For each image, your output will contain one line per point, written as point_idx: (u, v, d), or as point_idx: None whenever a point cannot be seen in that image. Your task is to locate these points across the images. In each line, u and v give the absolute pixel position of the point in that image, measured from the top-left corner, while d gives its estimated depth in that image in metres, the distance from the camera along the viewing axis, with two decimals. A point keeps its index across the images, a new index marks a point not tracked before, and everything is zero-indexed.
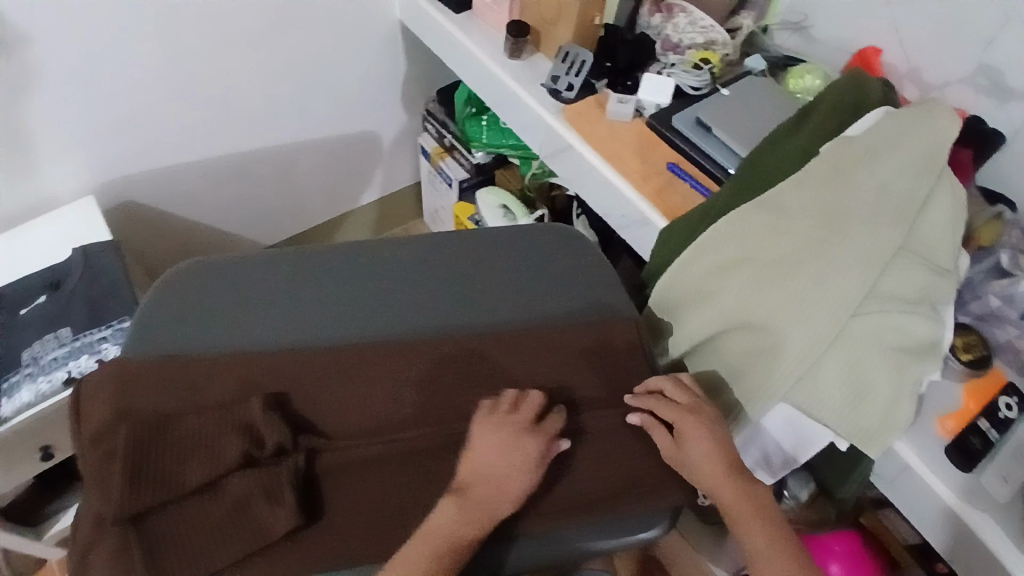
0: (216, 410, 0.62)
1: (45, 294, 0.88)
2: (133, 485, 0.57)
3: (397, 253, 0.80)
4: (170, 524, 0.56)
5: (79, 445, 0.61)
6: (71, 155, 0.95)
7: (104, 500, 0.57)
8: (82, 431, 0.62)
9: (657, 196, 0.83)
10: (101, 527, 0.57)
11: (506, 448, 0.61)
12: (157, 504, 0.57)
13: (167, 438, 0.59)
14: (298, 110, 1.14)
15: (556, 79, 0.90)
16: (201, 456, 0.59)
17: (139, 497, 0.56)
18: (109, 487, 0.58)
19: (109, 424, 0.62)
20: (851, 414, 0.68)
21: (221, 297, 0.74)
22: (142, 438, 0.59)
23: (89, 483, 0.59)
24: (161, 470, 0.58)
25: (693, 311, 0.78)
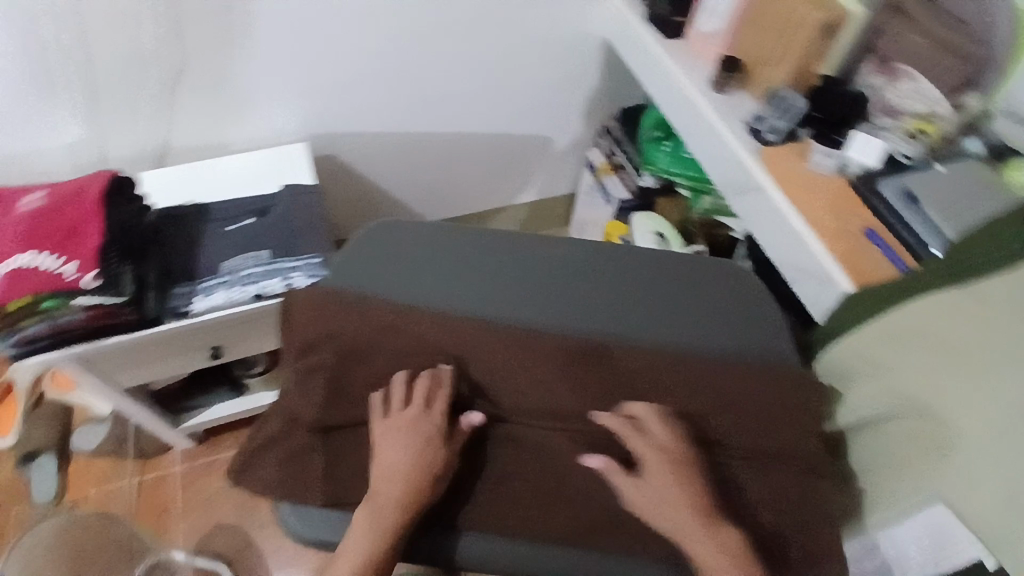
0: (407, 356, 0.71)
1: (252, 217, 0.99)
2: (332, 401, 0.68)
3: (578, 252, 0.83)
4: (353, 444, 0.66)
5: (289, 349, 0.71)
6: (286, 103, 1.06)
7: (302, 405, 0.67)
8: (291, 339, 0.72)
9: (845, 256, 0.80)
10: (295, 427, 0.67)
11: (402, 446, 0.64)
12: (348, 424, 0.67)
13: (366, 371, 0.70)
14: (486, 103, 1.20)
15: (760, 120, 0.90)
16: (387, 392, 0.68)
17: (336, 413, 0.67)
18: (308, 395, 0.68)
19: (314, 340, 0.71)
20: (998, 521, 0.61)
21: (414, 251, 0.81)
22: (346, 364, 0.70)
23: (288, 386, 0.69)
24: (356, 395, 0.69)
25: (862, 383, 0.76)
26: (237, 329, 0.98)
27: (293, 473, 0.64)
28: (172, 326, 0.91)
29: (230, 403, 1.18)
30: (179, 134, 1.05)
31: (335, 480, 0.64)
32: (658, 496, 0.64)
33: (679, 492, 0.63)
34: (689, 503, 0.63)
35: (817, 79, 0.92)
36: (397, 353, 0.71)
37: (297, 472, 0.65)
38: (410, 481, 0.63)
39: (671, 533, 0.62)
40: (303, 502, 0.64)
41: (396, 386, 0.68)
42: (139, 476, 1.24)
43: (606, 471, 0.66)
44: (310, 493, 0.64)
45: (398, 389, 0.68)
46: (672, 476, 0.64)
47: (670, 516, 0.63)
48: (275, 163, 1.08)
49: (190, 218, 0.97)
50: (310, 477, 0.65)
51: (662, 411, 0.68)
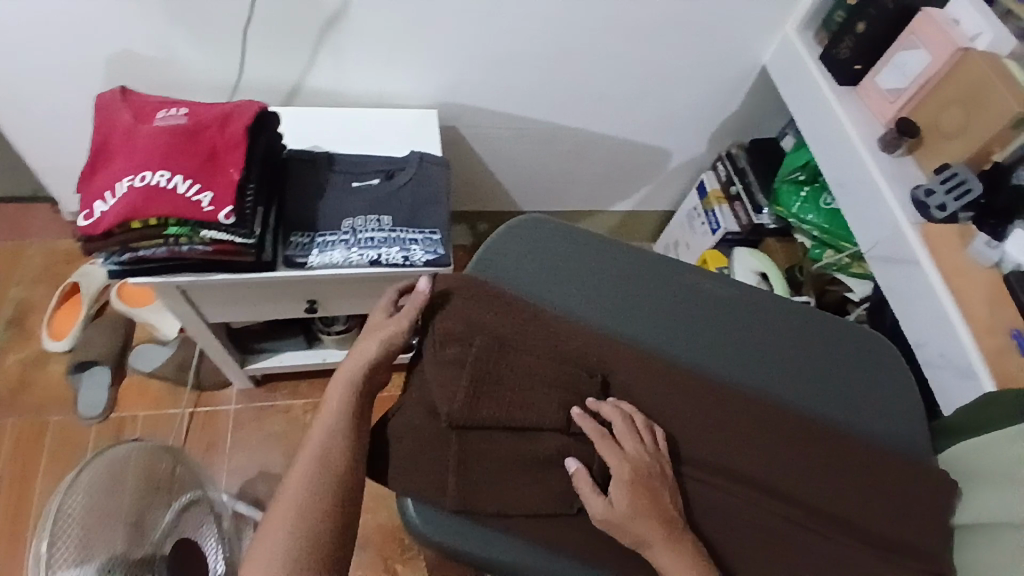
0: (552, 367, 0.67)
1: (379, 178, 0.95)
2: (473, 398, 0.64)
3: (725, 291, 0.80)
4: (487, 449, 0.63)
5: (429, 333, 0.68)
6: (429, 68, 1.03)
7: (443, 397, 0.64)
8: (433, 322, 0.69)
9: (996, 356, 0.76)
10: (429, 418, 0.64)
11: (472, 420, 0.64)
12: (485, 426, 0.64)
13: (503, 370, 0.66)
14: (621, 108, 1.16)
15: (929, 193, 0.86)
16: (532, 400, 0.65)
17: (475, 412, 0.64)
18: (450, 387, 0.64)
19: (459, 330, 0.68)
20: None
21: (564, 255, 0.78)
22: (490, 361, 0.66)
23: (426, 373, 0.66)
24: (497, 395, 0.65)
25: (992, 489, 0.70)
26: (340, 287, 0.95)
27: (422, 463, 0.62)
28: (284, 273, 0.88)
29: (298, 354, 1.15)
30: (317, 76, 1.02)
31: (468, 484, 0.61)
32: (635, 516, 0.59)
33: (654, 509, 0.60)
34: (651, 519, 0.59)
35: (989, 163, 0.86)
36: (542, 359, 0.68)
37: (423, 469, 0.62)
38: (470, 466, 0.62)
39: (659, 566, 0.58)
40: (432, 501, 0.61)
41: (528, 388, 0.66)
42: (193, 406, 1.22)
43: (574, 479, 0.62)
44: (442, 493, 0.61)
45: (537, 398, 0.66)
46: (627, 489, 0.60)
47: (673, 561, 0.58)
48: (403, 124, 1.04)
49: (319, 164, 0.94)
50: (443, 476, 0.62)
51: (640, 424, 0.66)
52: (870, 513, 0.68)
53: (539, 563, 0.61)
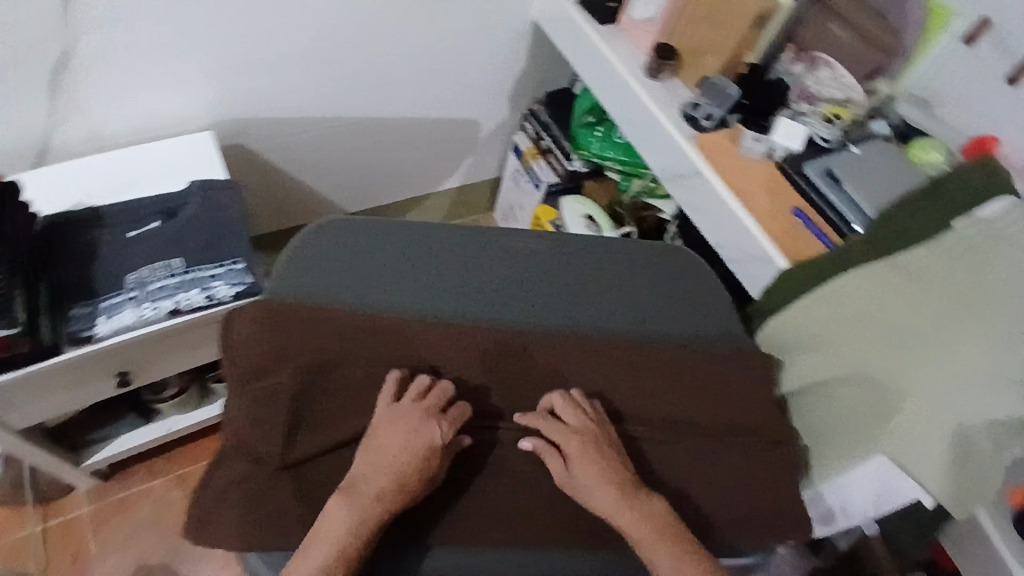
0: (376, 371, 0.65)
1: (159, 221, 0.86)
2: (295, 431, 0.61)
3: (533, 244, 0.80)
4: (328, 474, 0.60)
5: (232, 375, 0.63)
6: (193, 86, 0.95)
7: (265, 442, 0.60)
8: (234, 362, 0.64)
9: (783, 238, 0.85)
10: (255, 465, 0.59)
11: (409, 435, 0.60)
12: (318, 454, 0.60)
13: (325, 390, 0.63)
14: (414, 90, 1.14)
15: (696, 106, 0.93)
16: (362, 410, 0.63)
17: (302, 444, 0.60)
18: (270, 428, 0.60)
19: (268, 362, 0.64)
20: (949, 478, 0.68)
21: (361, 255, 0.74)
22: (306, 387, 0.62)
23: (239, 419, 0.61)
24: (323, 419, 0.62)
25: (809, 355, 0.80)
26: (149, 349, 0.86)
27: (257, 515, 0.57)
28: (74, 354, 0.78)
29: (142, 432, 1.05)
30: (67, 126, 0.90)
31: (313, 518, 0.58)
32: (598, 484, 0.62)
33: (610, 475, 0.63)
34: (613, 484, 0.62)
35: (745, 66, 0.96)
36: (365, 366, 0.66)
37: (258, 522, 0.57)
38: (401, 477, 0.58)
39: (622, 527, 0.60)
40: (280, 548, 0.57)
41: (455, 410, 0.63)
42: (44, 523, 1.08)
43: (538, 454, 0.65)
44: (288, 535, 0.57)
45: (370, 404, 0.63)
46: (583, 460, 0.63)
47: (634, 520, 0.60)
48: (181, 156, 0.95)
49: (87, 223, 0.84)
50: (285, 520, 0.57)
51: (580, 397, 0.68)
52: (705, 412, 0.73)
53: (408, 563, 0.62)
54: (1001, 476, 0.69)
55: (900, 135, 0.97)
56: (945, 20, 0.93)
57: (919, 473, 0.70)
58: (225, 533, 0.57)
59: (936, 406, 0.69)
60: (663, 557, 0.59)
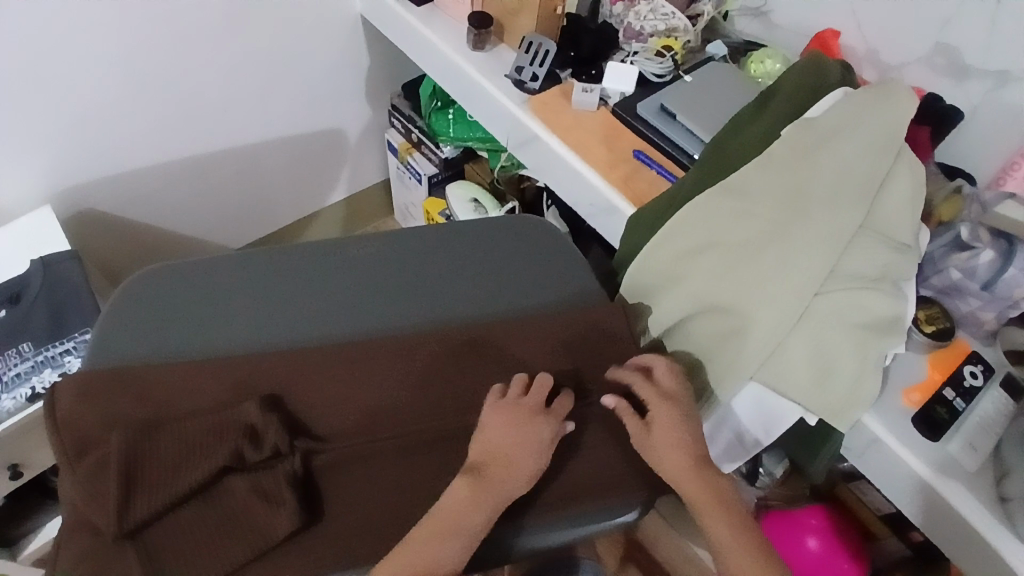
0: (208, 416, 0.61)
1: (5, 309, 0.85)
2: (127, 496, 0.55)
3: (369, 249, 0.79)
4: (170, 532, 0.56)
5: (65, 453, 0.61)
6: (14, 160, 0.92)
7: (98, 513, 0.55)
8: (66, 440, 0.61)
9: (624, 181, 0.83)
10: (94, 539, 0.56)
11: (517, 426, 0.61)
12: (155, 515, 0.56)
13: (155, 448, 0.58)
14: (261, 111, 1.12)
15: (520, 70, 0.90)
16: (197, 456, 0.58)
17: (135, 512, 0.55)
18: (101, 498, 0.56)
19: (100, 433, 0.61)
20: (818, 389, 0.69)
21: (193, 303, 0.73)
22: (130, 449, 0.58)
23: (71, 496, 0.57)
24: (156, 477, 0.57)
25: (665, 295, 0.78)
26: (23, 438, 0.85)
27: None
28: None
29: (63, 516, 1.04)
30: None
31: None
32: (666, 450, 0.62)
33: (685, 445, 0.62)
34: (683, 449, 0.62)
35: (560, 19, 0.91)
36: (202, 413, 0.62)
37: None
38: (522, 475, 0.59)
39: (688, 495, 0.61)
40: None
41: (559, 402, 0.63)
42: None
43: (619, 412, 0.64)
44: None
45: (203, 447, 0.59)
46: (679, 423, 0.63)
47: (695, 484, 0.61)
48: (24, 231, 0.93)
49: None
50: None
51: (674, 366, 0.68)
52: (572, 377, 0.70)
53: None
54: (876, 375, 0.69)
55: (740, 52, 0.96)
56: None
57: (790, 389, 0.70)
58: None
59: (772, 314, 0.69)
60: (717, 514, 0.61)
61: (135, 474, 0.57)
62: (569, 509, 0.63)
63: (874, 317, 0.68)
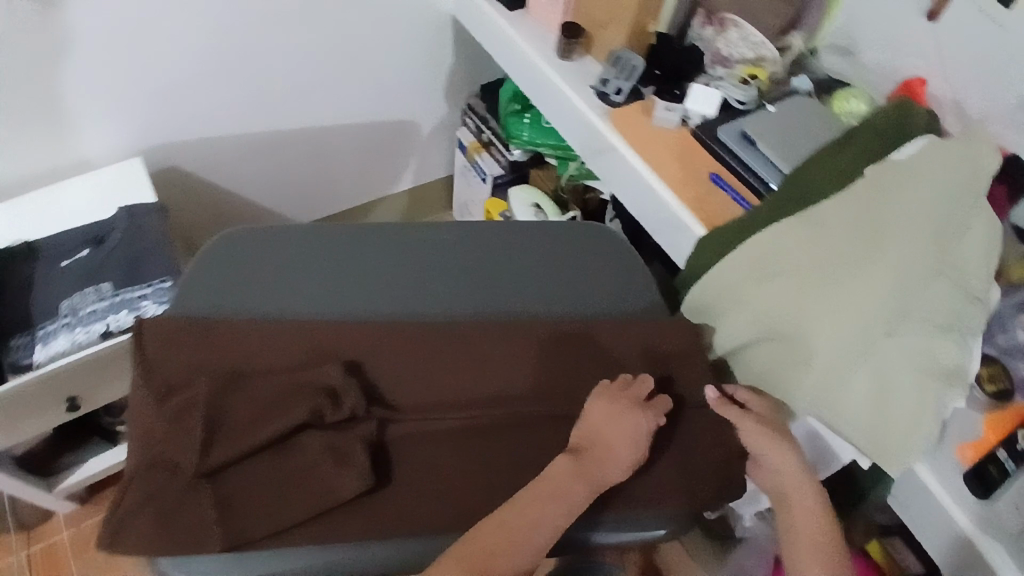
0: (289, 374, 0.65)
1: (88, 249, 0.89)
2: (211, 439, 0.60)
3: (444, 235, 0.81)
4: (243, 477, 0.60)
5: (149, 390, 0.63)
6: (114, 114, 0.97)
7: (181, 451, 0.59)
8: (151, 379, 0.64)
9: (698, 202, 0.84)
10: (173, 475, 0.59)
11: (618, 418, 0.64)
12: (234, 460, 0.60)
13: (239, 396, 0.63)
14: (344, 95, 1.16)
15: (605, 82, 0.92)
16: (273, 411, 0.62)
17: (218, 453, 0.60)
18: (185, 438, 0.60)
19: (181, 375, 0.64)
20: (875, 428, 0.68)
21: (265, 266, 0.74)
22: (218, 396, 0.62)
23: (154, 431, 0.61)
24: (240, 425, 0.61)
25: (730, 315, 0.77)
26: (87, 374, 0.88)
27: (174, 520, 0.58)
28: (11, 383, 0.81)
29: (106, 455, 1.08)
30: None
31: (232, 522, 0.58)
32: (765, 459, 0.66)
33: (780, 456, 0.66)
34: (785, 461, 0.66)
35: (652, 37, 0.94)
36: (278, 371, 0.65)
37: (173, 526, 0.58)
38: (625, 463, 0.63)
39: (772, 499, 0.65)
40: (197, 550, 0.57)
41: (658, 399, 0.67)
42: (27, 548, 1.10)
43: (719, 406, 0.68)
44: (207, 540, 0.57)
45: (284, 401, 0.63)
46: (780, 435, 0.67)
47: (790, 494, 0.65)
48: (111, 179, 0.98)
49: (19, 259, 0.88)
50: (203, 527, 0.58)
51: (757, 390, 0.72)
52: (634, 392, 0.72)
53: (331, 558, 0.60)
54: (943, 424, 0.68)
55: (825, 87, 0.96)
56: None
57: (850, 425, 0.69)
58: (140, 541, 0.57)
59: (841, 348, 0.68)
60: (800, 529, 0.64)
61: (222, 418, 0.61)
62: (599, 515, 0.65)
63: (939, 363, 0.67)
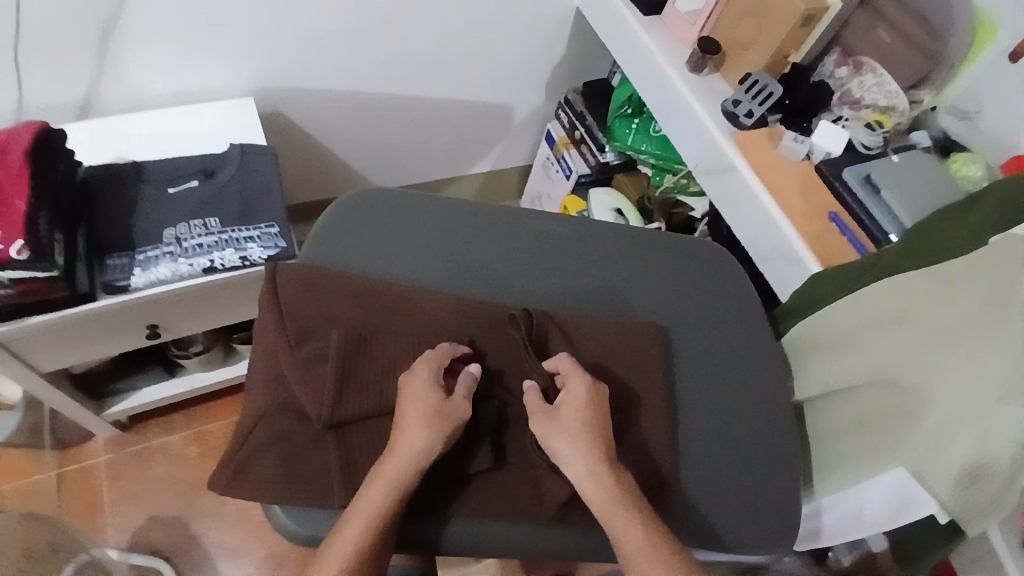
0: (421, 341, 0.65)
1: (197, 180, 0.88)
2: (342, 392, 0.60)
3: (572, 228, 0.80)
4: (369, 439, 0.60)
5: (286, 334, 0.63)
6: (234, 50, 0.96)
7: (311, 401, 0.60)
8: (287, 324, 0.64)
9: (816, 239, 0.84)
10: (303, 422, 0.60)
11: (417, 378, 0.60)
12: (359, 417, 0.60)
13: (370, 357, 0.63)
14: (452, 71, 1.15)
15: (737, 103, 0.92)
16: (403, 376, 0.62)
17: (346, 409, 0.60)
18: (318, 387, 0.60)
19: (318, 325, 0.65)
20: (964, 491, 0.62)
21: (390, 229, 0.74)
22: (350, 351, 0.62)
23: (287, 375, 0.62)
24: (369, 382, 0.61)
25: (840, 357, 0.78)
26: (177, 305, 0.87)
27: (295, 469, 0.58)
28: (108, 301, 0.80)
29: (163, 387, 1.07)
30: (108, 83, 0.92)
31: (354, 480, 0.58)
32: (571, 456, 0.58)
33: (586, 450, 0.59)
34: (592, 453, 0.58)
35: (788, 66, 0.95)
36: (407, 336, 0.66)
37: (296, 474, 0.58)
38: (406, 415, 0.58)
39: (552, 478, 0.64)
40: (321, 502, 0.58)
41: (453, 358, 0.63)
42: (59, 468, 1.11)
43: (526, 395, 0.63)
44: (330, 493, 0.58)
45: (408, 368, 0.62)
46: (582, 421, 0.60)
47: (592, 488, 0.57)
48: (219, 116, 0.97)
49: (126, 177, 0.86)
50: (326, 479, 0.58)
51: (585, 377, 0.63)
52: (743, 418, 0.74)
53: (451, 532, 0.62)
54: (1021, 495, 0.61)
55: (940, 147, 0.95)
56: (991, 34, 0.87)
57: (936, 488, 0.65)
58: (260, 484, 0.58)
59: (951, 413, 0.66)
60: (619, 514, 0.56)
61: (354, 376, 0.61)
62: (508, 518, 0.62)
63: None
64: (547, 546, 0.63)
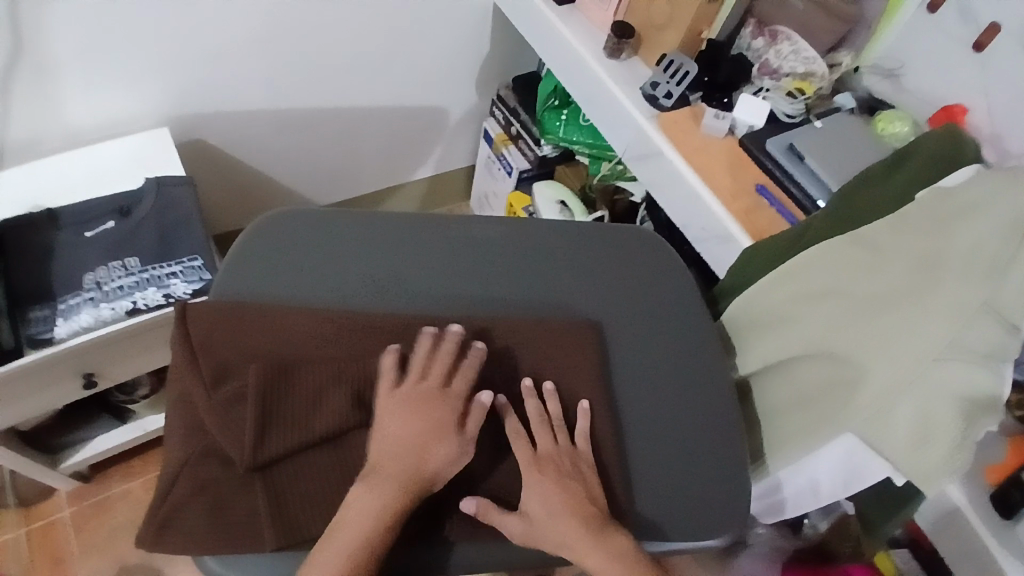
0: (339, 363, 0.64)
1: (114, 220, 0.86)
2: (264, 430, 0.59)
3: (492, 226, 0.79)
4: (299, 473, 0.59)
5: (201, 378, 0.62)
6: (144, 78, 0.93)
7: (232, 444, 0.58)
8: (202, 366, 0.62)
9: (745, 215, 0.84)
10: (227, 464, 0.59)
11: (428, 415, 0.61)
12: (285, 454, 0.59)
13: (289, 389, 0.61)
14: (377, 79, 1.14)
15: (655, 86, 0.92)
16: (326, 406, 0.61)
17: (269, 447, 0.58)
18: (237, 429, 0.59)
19: (235, 363, 0.63)
20: (916, 454, 0.62)
21: (311, 254, 0.73)
22: (270, 385, 0.61)
23: (206, 421, 0.60)
24: (293, 415, 0.60)
25: (775, 333, 0.78)
26: (109, 350, 0.85)
27: (224, 516, 0.57)
28: (32, 358, 0.77)
29: (113, 433, 1.05)
30: (16, 131, 0.89)
31: (286, 518, 0.57)
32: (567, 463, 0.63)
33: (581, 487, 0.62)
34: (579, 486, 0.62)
35: (704, 43, 0.95)
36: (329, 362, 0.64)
37: (222, 521, 0.57)
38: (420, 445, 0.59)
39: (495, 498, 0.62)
40: (251, 547, 0.56)
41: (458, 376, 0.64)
42: (25, 527, 1.08)
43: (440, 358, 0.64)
44: (260, 535, 0.57)
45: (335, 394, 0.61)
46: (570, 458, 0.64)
47: (575, 501, 0.60)
48: (136, 150, 0.95)
49: (40, 225, 0.84)
50: (256, 523, 0.57)
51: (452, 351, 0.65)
52: (685, 403, 0.73)
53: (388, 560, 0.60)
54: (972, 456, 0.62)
55: (867, 107, 0.94)
56: None
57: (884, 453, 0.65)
58: (189, 537, 0.56)
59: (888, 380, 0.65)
60: (598, 559, 0.58)
61: (271, 412, 0.60)
62: (435, 540, 0.61)
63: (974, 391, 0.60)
64: (485, 562, 0.62)
